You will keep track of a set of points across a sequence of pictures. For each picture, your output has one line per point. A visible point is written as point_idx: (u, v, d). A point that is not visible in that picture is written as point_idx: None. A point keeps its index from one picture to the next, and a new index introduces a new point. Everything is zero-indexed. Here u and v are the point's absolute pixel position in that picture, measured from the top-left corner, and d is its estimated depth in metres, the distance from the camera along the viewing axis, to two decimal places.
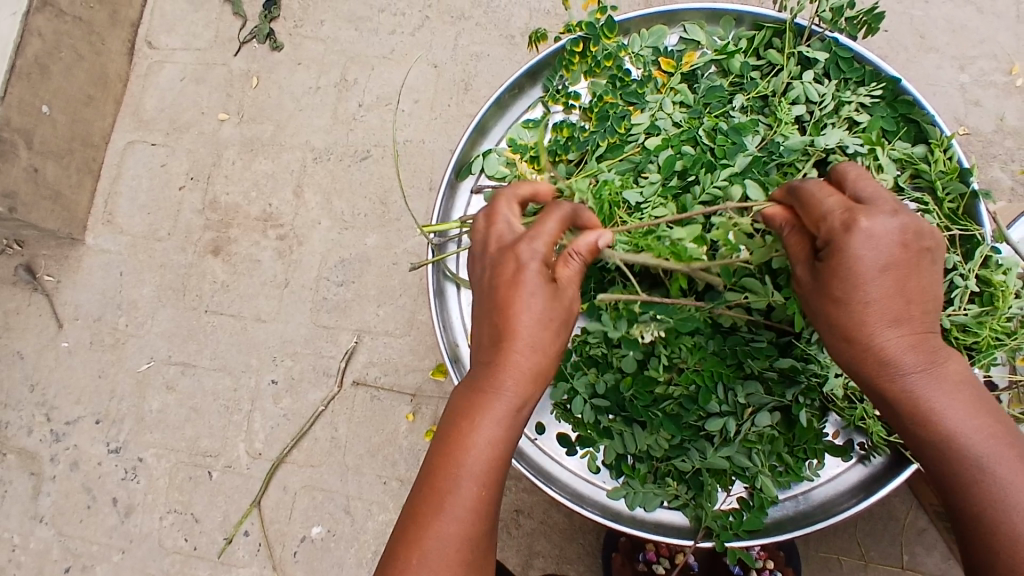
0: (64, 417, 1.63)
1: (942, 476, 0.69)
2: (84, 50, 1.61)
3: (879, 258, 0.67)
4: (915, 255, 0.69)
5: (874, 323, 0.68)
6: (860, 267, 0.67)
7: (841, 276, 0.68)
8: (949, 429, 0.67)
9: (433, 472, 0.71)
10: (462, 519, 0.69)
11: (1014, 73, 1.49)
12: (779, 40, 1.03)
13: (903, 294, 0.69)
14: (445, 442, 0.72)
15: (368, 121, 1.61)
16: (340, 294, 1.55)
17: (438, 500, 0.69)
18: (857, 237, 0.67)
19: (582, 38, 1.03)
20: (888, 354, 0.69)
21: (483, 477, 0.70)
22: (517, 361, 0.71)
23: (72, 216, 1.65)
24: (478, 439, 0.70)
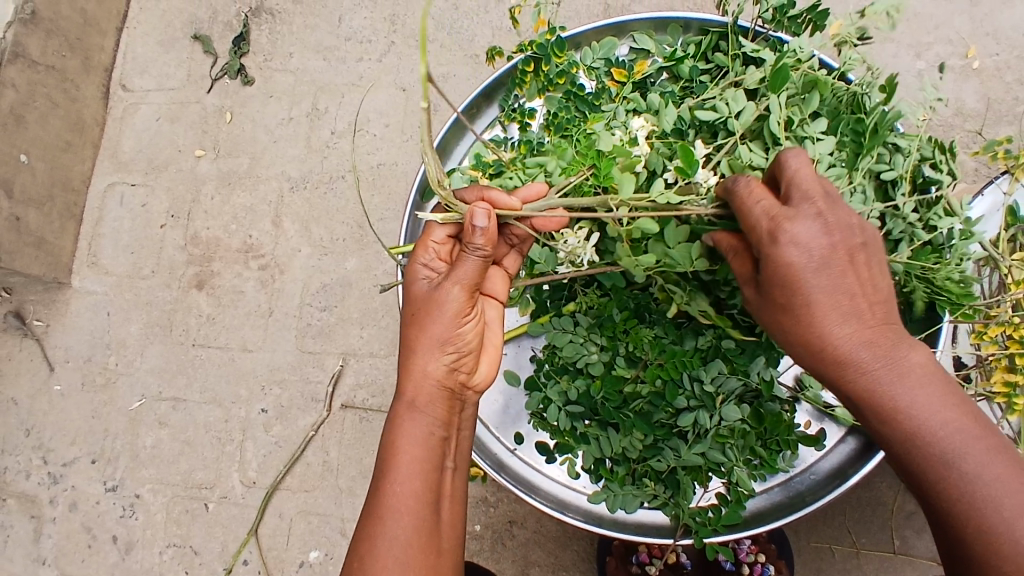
0: (61, 459, 1.65)
1: (915, 473, 0.70)
2: (59, 98, 1.65)
3: (812, 257, 0.69)
4: (849, 252, 0.70)
5: (821, 323, 0.70)
6: (792, 269, 0.69)
7: (783, 281, 0.70)
8: (914, 422, 0.68)
9: (376, 486, 0.82)
10: (404, 522, 0.79)
11: (969, 57, 1.52)
12: (724, 43, 1.05)
13: (850, 290, 0.70)
14: (384, 461, 0.84)
15: (340, 147, 1.64)
16: (323, 319, 1.58)
17: (385, 510, 0.80)
18: (783, 247, 0.69)
19: (533, 57, 1.06)
20: (845, 354, 0.70)
21: (422, 479, 0.82)
22: (423, 373, 0.86)
23: (57, 260, 1.68)
24: (411, 452, 0.83)
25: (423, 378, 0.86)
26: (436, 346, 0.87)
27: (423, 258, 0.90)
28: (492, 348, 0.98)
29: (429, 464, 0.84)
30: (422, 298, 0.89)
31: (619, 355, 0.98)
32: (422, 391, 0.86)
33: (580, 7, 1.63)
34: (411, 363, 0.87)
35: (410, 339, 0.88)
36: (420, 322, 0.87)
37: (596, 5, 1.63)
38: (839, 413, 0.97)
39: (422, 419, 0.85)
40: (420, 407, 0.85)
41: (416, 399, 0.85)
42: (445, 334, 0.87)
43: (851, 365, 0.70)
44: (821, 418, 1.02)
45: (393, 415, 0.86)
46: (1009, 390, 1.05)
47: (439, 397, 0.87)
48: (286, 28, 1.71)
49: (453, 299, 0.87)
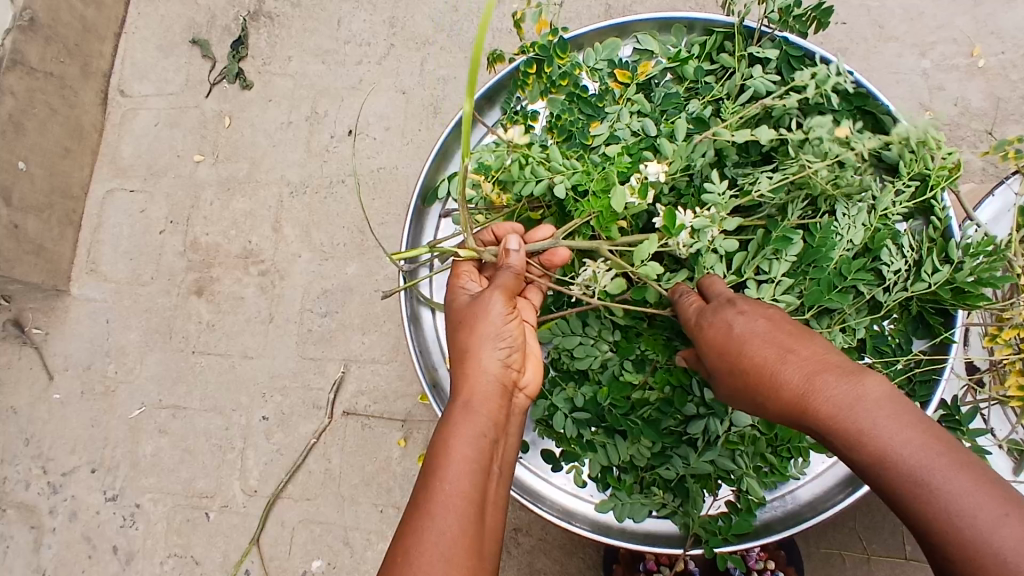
0: (60, 468, 1.63)
1: (904, 514, 0.63)
2: (57, 104, 1.64)
3: (736, 321, 0.75)
4: (772, 318, 0.77)
5: (767, 371, 0.72)
6: (725, 331, 0.75)
7: (722, 351, 0.76)
8: (881, 447, 0.63)
9: (424, 481, 0.81)
10: (452, 519, 0.76)
11: (975, 56, 1.50)
12: (730, 43, 1.04)
13: (783, 345, 0.74)
14: (431, 461, 0.82)
15: (340, 151, 1.62)
16: (324, 325, 1.56)
17: (429, 505, 0.78)
18: (709, 318, 0.77)
19: (534, 59, 1.03)
20: (799, 396, 0.69)
21: (471, 474, 0.80)
22: (472, 377, 0.88)
23: (56, 267, 1.67)
24: (463, 449, 0.81)
25: (473, 378, 0.88)
26: (490, 346, 0.90)
27: (467, 284, 0.98)
28: (534, 356, 0.96)
29: (480, 465, 0.82)
30: (466, 308, 0.94)
31: (628, 359, 0.96)
32: (473, 390, 0.87)
33: (580, 8, 1.61)
34: (465, 364, 0.90)
35: (462, 346, 0.91)
36: (467, 327, 0.91)
37: (597, 6, 1.61)
38: None
39: (475, 423, 0.84)
40: (472, 405, 0.86)
41: (466, 402, 0.86)
42: (496, 333, 0.90)
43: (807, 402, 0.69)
44: None
45: (444, 419, 0.86)
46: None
47: (490, 396, 0.87)
48: (285, 32, 1.69)
49: (498, 304, 0.91)
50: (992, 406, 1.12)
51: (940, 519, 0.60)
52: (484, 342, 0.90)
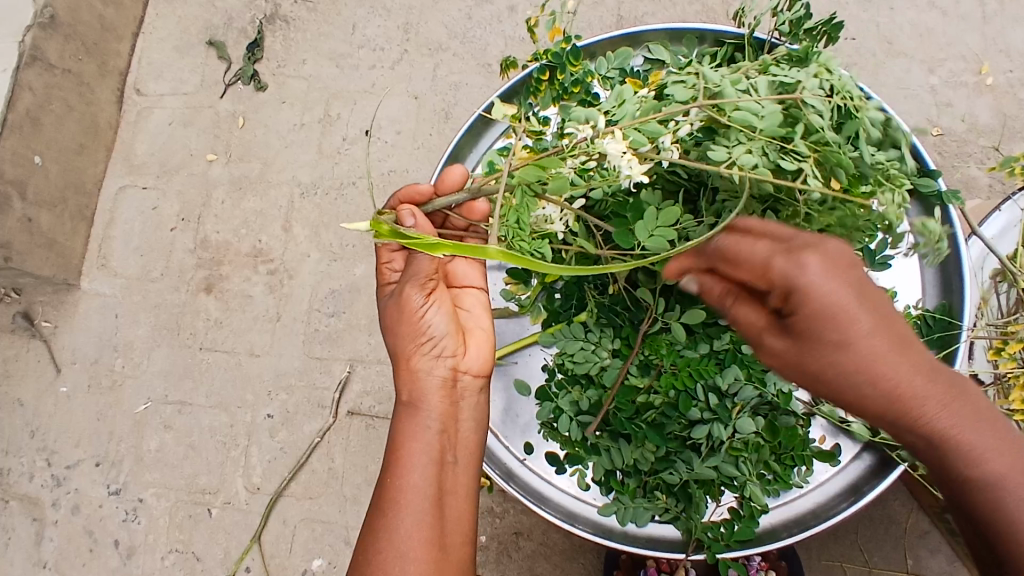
0: (65, 461, 1.64)
1: (997, 541, 0.58)
2: (74, 100, 1.66)
3: (843, 281, 0.61)
4: (869, 286, 0.63)
5: (878, 354, 0.60)
6: (826, 293, 0.60)
7: (820, 318, 0.61)
8: (995, 471, 0.57)
9: (384, 483, 0.83)
10: (410, 518, 0.79)
11: (983, 73, 1.53)
12: (740, 54, 1.06)
13: (891, 324, 0.61)
14: (389, 462, 0.85)
15: (352, 153, 1.64)
16: (332, 325, 1.57)
17: (391, 505, 0.80)
18: (807, 270, 0.61)
19: (548, 66, 1.04)
20: (912, 394, 0.59)
21: (427, 470, 0.82)
22: (414, 372, 0.88)
23: (67, 261, 1.68)
24: (413, 447, 0.84)
25: (414, 377, 0.88)
26: (421, 338, 0.88)
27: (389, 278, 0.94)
28: (480, 332, 0.95)
29: (435, 459, 0.84)
30: (390, 306, 0.90)
31: (633, 363, 0.97)
32: (416, 391, 0.87)
33: (593, 18, 1.64)
34: (404, 365, 0.89)
35: (398, 347, 0.89)
36: (394, 328, 0.89)
37: (609, 16, 1.64)
38: (856, 427, 0.97)
39: (425, 422, 0.86)
40: (416, 402, 0.87)
41: (420, 398, 0.87)
42: (417, 330, 0.88)
43: (912, 411, 0.59)
44: (836, 433, 1.02)
45: (395, 419, 0.88)
46: None
47: (432, 391, 0.87)
48: (300, 35, 1.72)
49: (414, 298, 0.87)
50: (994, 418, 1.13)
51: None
52: (419, 340, 0.88)
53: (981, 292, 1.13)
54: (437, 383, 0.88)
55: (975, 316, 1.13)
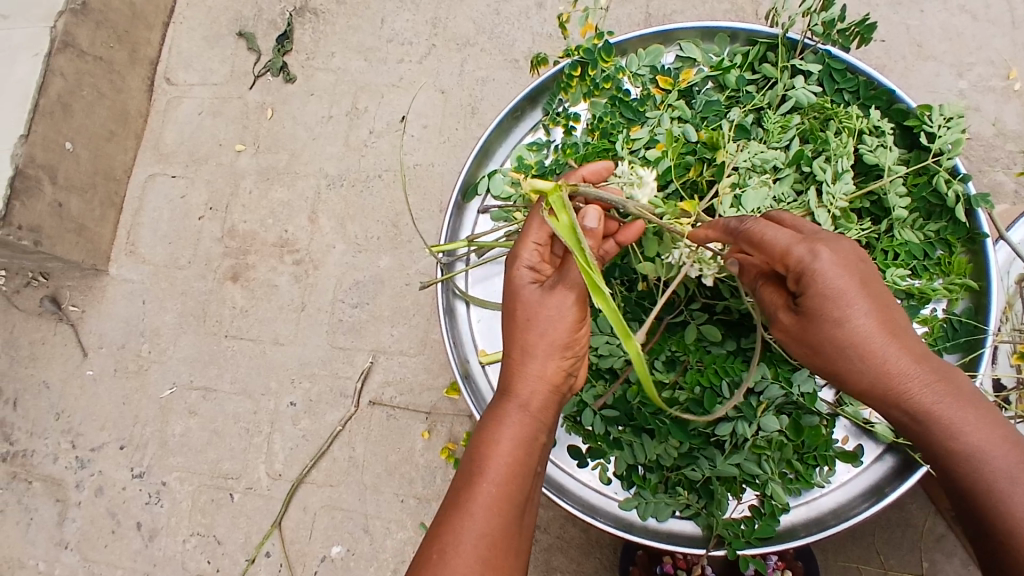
0: (90, 443, 1.67)
1: (959, 495, 0.74)
2: (105, 88, 1.69)
3: (843, 281, 0.77)
4: (873, 284, 0.79)
5: (867, 341, 0.77)
6: (827, 288, 0.77)
7: (827, 311, 0.78)
8: (960, 427, 0.74)
9: (465, 476, 0.79)
10: (489, 516, 0.76)
11: (1012, 78, 1.53)
12: (772, 53, 1.07)
13: (887, 321, 0.78)
14: (474, 456, 0.81)
15: (379, 146, 1.65)
16: (355, 316, 1.59)
17: (469, 498, 0.77)
18: (819, 265, 0.77)
19: (580, 62, 1.08)
20: (892, 376, 0.77)
21: (515, 477, 0.79)
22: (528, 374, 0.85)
23: (96, 247, 1.71)
24: (511, 449, 0.81)
25: (531, 385, 0.84)
26: (551, 345, 0.85)
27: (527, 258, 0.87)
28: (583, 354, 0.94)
29: (525, 468, 0.81)
30: (536, 303, 0.86)
31: (659, 358, 0.99)
32: (531, 396, 0.84)
33: (621, 15, 1.64)
34: (522, 366, 0.85)
35: (524, 346, 0.85)
36: (534, 330, 0.85)
37: (638, 14, 1.64)
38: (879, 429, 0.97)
39: (530, 433, 0.83)
40: (528, 407, 0.83)
41: (524, 402, 0.84)
42: (563, 342, 0.85)
43: (898, 382, 0.77)
44: (860, 434, 1.02)
45: (495, 409, 0.84)
46: None
47: (548, 407, 0.85)
48: (329, 28, 1.73)
49: (569, 312, 0.85)
50: (1017, 424, 1.13)
51: (996, 498, 0.71)
52: (557, 351, 0.85)
53: (1007, 297, 1.15)
54: (551, 396, 0.86)
55: (1001, 320, 1.14)
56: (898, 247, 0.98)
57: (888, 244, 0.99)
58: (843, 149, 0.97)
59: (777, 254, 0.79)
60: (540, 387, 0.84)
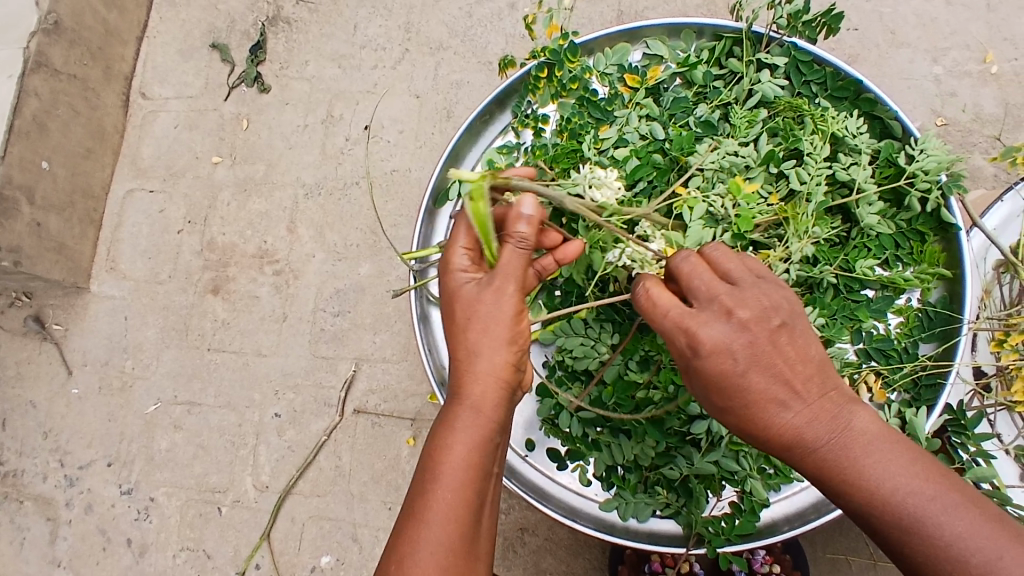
0: (77, 461, 1.67)
1: (888, 545, 0.68)
2: (80, 105, 1.69)
3: (731, 351, 0.71)
4: (771, 338, 0.71)
5: (763, 410, 0.71)
6: (716, 366, 0.71)
7: (713, 385, 0.73)
8: (881, 489, 0.67)
9: (418, 493, 0.78)
10: (447, 529, 0.75)
11: (986, 62, 1.52)
12: (738, 48, 1.07)
13: (785, 379, 0.71)
14: (425, 469, 0.78)
15: (355, 154, 1.65)
16: (337, 324, 1.58)
17: (424, 514, 0.76)
18: (702, 342, 0.72)
19: (546, 63, 1.07)
20: (796, 437, 0.71)
21: (469, 486, 0.77)
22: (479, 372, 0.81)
23: (76, 265, 1.71)
24: (462, 456, 0.78)
25: (478, 386, 0.80)
26: (502, 339, 0.82)
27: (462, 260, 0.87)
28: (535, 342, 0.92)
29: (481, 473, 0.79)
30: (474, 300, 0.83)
31: (633, 358, 0.99)
32: (483, 399, 0.81)
33: (593, 14, 1.64)
34: (469, 366, 0.81)
35: (469, 345, 0.82)
36: (476, 326, 0.82)
37: (610, 11, 1.63)
38: None
39: (480, 433, 0.79)
40: (479, 407, 0.80)
41: (475, 402, 0.80)
42: (509, 334, 0.82)
43: (804, 445, 0.70)
44: None
45: (443, 418, 0.81)
46: None
47: (490, 404, 0.81)
48: (302, 36, 1.73)
49: (510, 308, 0.82)
50: (999, 411, 1.12)
51: (930, 552, 0.64)
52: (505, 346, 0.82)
53: (985, 284, 1.14)
54: (503, 394, 0.83)
55: (979, 308, 1.13)
56: (870, 242, 0.97)
57: (859, 240, 0.98)
58: (813, 142, 0.96)
59: (675, 327, 0.74)
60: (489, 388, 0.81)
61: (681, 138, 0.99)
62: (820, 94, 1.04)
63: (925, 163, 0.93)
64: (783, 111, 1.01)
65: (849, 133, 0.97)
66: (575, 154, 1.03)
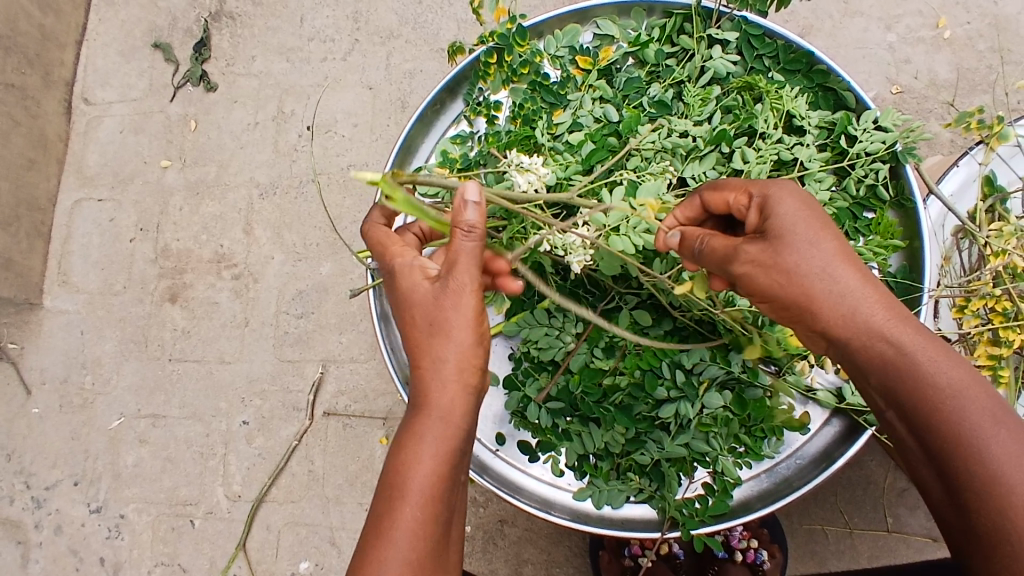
0: (43, 482, 1.62)
1: (916, 417, 0.64)
2: (19, 115, 1.62)
3: (797, 210, 0.73)
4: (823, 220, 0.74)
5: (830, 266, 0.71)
6: (783, 219, 0.73)
7: (784, 236, 0.72)
8: (929, 366, 0.65)
9: (383, 499, 0.75)
10: (412, 537, 0.72)
11: (939, 27, 1.52)
12: (690, 24, 1.04)
13: (846, 252, 0.72)
14: (388, 479, 0.75)
15: (309, 150, 1.60)
16: (301, 326, 1.55)
17: (388, 523, 0.73)
18: (775, 203, 0.74)
19: (495, 49, 1.05)
20: (851, 304, 0.69)
21: (432, 494, 0.74)
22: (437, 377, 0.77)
23: (27, 280, 1.65)
24: (422, 466, 0.74)
25: (446, 394, 0.77)
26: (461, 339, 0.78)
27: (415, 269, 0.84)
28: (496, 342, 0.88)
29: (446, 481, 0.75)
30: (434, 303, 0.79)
31: (598, 346, 0.97)
32: (451, 407, 0.77)
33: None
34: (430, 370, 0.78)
35: (432, 348, 0.78)
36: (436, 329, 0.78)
37: None
38: (822, 396, 0.98)
39: (442, 438, 0.76)
40: (445, 415, 0.77)
41: (438, 408, 0.77)
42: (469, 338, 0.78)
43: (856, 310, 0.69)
44: (805, 401, 1.02)
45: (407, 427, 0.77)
46: (994, 364, 1.05)
47: (451, 406, 0.77)
48: (247, 31, 1.67)
49: (469, 308, 0.78)
50: None
51: (954, 424, 0.62)
52: (469, 352, 0.78)
53: (944, 251, 1.14)
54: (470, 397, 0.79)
55: (939, 276, 1.13)
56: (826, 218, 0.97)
57: None
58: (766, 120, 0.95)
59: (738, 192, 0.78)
60: (457, 394, 0.78)
61: (633, 121, 0.98)
62: (773, 68, 1.02)
63: (874, 138, 0.94)
64: (736, 87, 1.00)
65: (800, 109, 0.97)
66: (528, 141, 1.00)
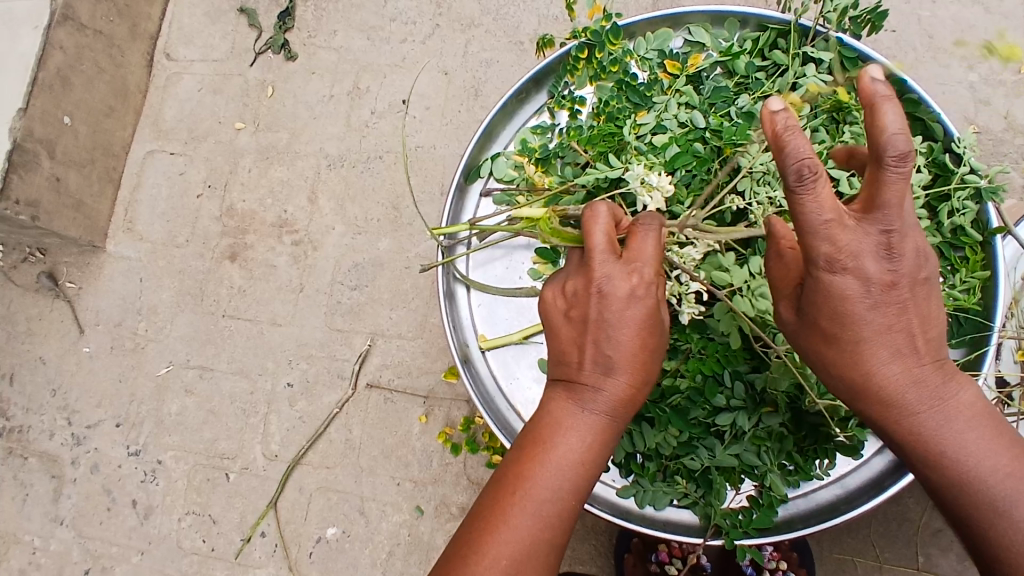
0: (86, 420, 1.66)
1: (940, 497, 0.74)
2: (104, 62, 1.66)
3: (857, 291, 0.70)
4: (888, 292, 0.70)
5: (869, 361, 0.73)
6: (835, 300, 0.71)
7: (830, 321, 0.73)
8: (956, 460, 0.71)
9: (514, 476, 0.74)
10: (543, 520, 0.72)
11: (1022, 72, 1.51)
12: (784, 40, 1.05)
13: (894, 335, 0.72)
14: (527, 454, 0.75)
15: (380, 127, 1.63)
16: (354, 298, 1.58)
17: (523, 498, 0.72)
18: (825, 277, 0.71)
19: (587, 44, 1.06)
20: (896, 394, 0.73)
21: (572, 487, 0.74)
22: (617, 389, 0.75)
23: (94, 224, 1.70)
24: (575, 459, 0.74)
25: (605, 388, 0.75)
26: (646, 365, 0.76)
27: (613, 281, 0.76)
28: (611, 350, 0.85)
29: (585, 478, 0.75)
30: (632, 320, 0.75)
31: None
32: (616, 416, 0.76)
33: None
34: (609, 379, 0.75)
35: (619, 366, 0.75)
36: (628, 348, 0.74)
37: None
38: None
39: (593, 436, 0.75)
40: (612, 427, 0.75)
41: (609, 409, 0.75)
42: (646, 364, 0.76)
43: (898, 404, 0.73)
44: None
45: (566, 418, 0.76)
46: None
47: (614, 415, 0.76)
48: (332, 5, 1.71)
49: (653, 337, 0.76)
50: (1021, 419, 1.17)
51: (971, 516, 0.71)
52: (636, 350, 0.75)
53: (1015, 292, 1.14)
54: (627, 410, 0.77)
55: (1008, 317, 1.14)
56: None
57: None
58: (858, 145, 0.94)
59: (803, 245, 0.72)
60: (618, 394, 0.75)
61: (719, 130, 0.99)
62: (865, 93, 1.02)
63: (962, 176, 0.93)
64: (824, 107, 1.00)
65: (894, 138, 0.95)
66: (612, 138, 1.02)
